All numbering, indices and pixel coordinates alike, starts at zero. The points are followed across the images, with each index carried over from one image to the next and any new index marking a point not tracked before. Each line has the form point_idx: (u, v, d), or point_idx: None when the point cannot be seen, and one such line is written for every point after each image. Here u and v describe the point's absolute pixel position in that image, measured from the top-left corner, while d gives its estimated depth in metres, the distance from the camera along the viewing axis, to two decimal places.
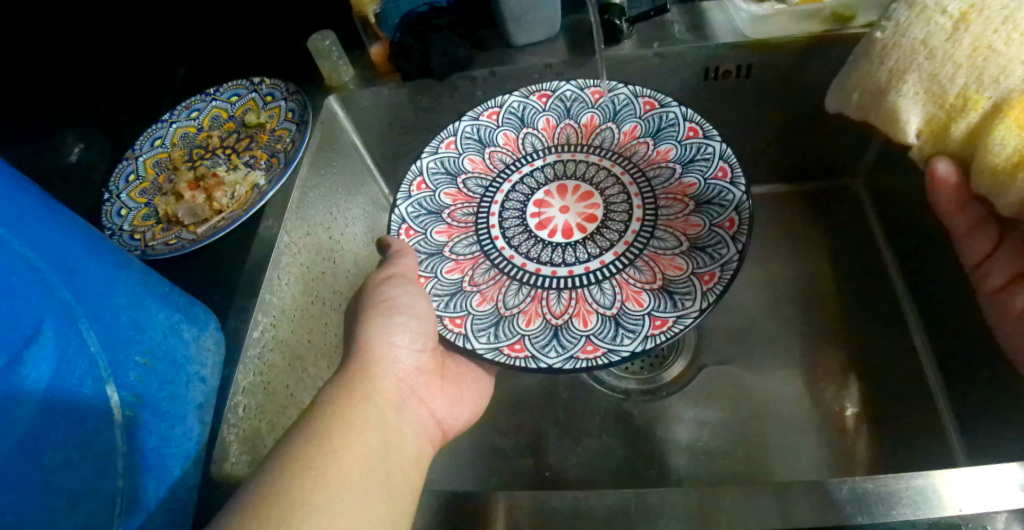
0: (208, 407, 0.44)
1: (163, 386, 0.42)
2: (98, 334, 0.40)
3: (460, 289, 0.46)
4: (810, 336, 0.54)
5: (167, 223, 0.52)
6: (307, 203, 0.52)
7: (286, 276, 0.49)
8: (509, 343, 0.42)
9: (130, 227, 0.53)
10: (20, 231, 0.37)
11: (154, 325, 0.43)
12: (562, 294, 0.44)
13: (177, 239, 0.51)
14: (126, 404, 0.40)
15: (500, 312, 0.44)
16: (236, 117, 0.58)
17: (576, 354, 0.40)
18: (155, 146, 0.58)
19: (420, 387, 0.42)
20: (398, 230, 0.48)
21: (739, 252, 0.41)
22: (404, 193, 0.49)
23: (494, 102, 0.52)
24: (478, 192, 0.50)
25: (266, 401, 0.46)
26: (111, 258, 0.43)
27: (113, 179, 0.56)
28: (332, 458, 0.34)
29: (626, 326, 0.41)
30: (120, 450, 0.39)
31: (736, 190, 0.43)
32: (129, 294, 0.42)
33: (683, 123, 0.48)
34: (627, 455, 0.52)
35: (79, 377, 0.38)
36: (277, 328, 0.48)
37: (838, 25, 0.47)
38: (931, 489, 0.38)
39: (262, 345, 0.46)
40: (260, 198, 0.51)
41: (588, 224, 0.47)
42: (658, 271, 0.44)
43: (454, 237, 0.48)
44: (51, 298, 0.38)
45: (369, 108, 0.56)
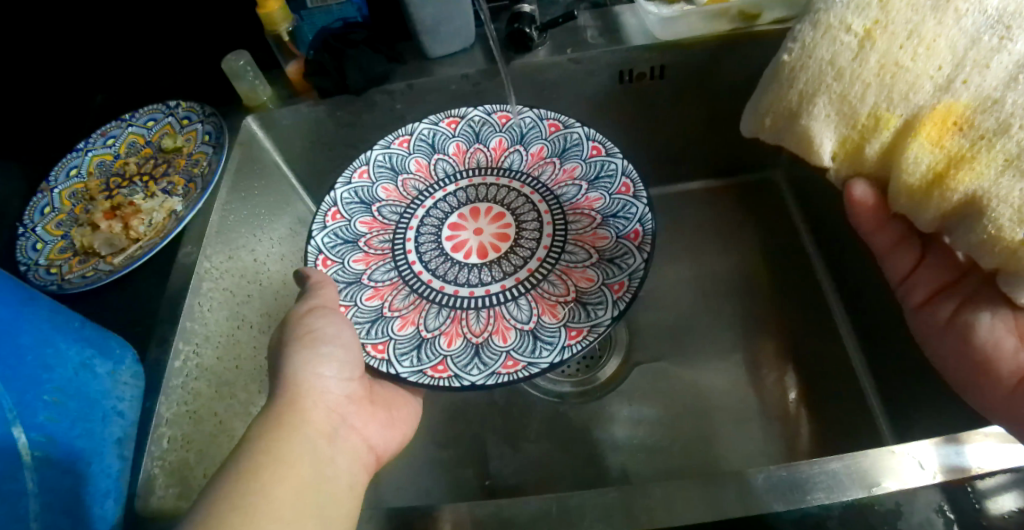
0: (128, 441, 0.44)
1: (76, 423, 0.42)
2: (1, 377, 0.39)
3: (380, 316, 0.45)
4: (739, 327, 0.57)
5: (84, 255, 0.52)
6: (228, 227, 0.51)
7: (208, 303, 0.48)
8: (432, 364, 0.41)
9: (47, 261, 0.52)
10: None
11: (65, 362, 0.43)
12: (482, 313, 0.44)
13: (94, 271, 0.51)
14: (36, 445, 0.40)
15: (421, 335, 0.43)
16: (153, 142, 0.58)
17: (497, 370, 0.40)
18: (71, 176, 0.58)
19: (349, 416, 0.41)
20: (315, 260, 0.47)
21: (646, 262, 0.43)
22: (319, 224, 0.48)
23: (404, 130, 0.52)
24: (394, 219, 0.50)
25: (192, 433, 0.45)
26: (16, 295, 0.42)
27: (27, 213, 0.56)
28: (262, 495, 0.31)
29: (544, 339, 0.41)
30: (30, 492, 0.38)
31: (640, 203, 0.45)
32: (34, 332, 0.42)
33: (587, 143, 0.49)
34: (564, 458, 0.52)
35: None
36: (201, 355, 0.47)
37: (744, 24, 0.50)
38: (846, 471, 0.37)
39: (185, 374, 0.45)
40: (176, 225, 0.51)
41: (501, 244, 0.48)
42: (571, 284, 0.44)
43: (371, 264, 0.47)
44: None
45: (289, 127, 0.55)
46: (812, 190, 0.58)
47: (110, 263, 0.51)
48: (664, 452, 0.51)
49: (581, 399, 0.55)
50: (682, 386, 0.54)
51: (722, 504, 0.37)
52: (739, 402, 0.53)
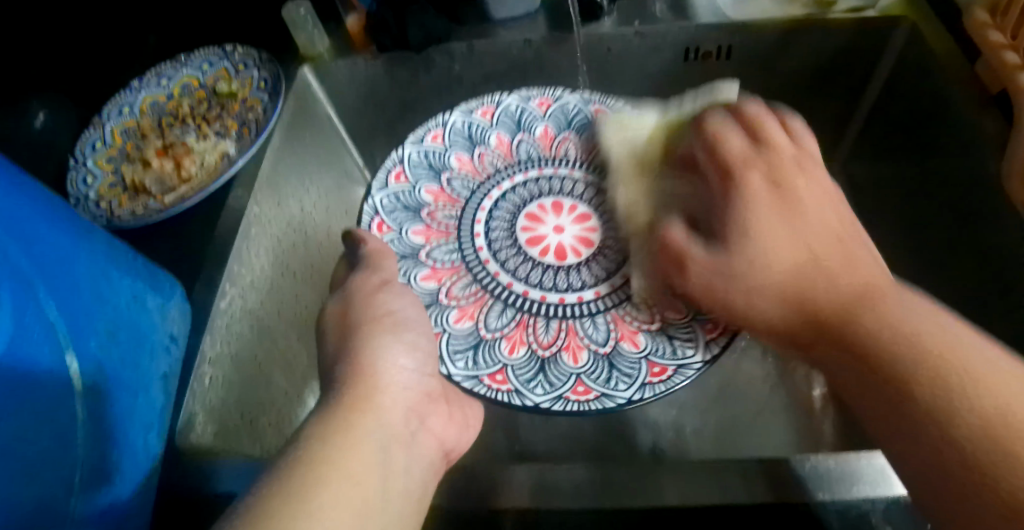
0: (172, 377, 0.45)
1: (125, 356, 0.42)
2: (57, 302, 0.38)
3: (437, 301, 0.46)
4: None
5: (133, 192, 0.53)
6: (278, 175, 0.51)
7: (257, 249, 0.48)
8: (490, 372, 0.42)
9: (97, 195, 0.53)
10: None
11: (118, 295, 0.43)
12: (551, 323, 0.44)
13: (144, 208, 0.51)
14: (87, 372, 0.39)
15: (480, 335, 0.44)
16: (207, 86, 0.58)
17: (565, 395, 0.40)
18: (123, 114, 0.58)
19: (428, 416, 0.39)
20: (369, 222, 0.49)
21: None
22: (380, 184, 0.50)
23: (491, 101, 0.54)
24: (464, 195, 0.51)
25: (232, 377, 0.46)
26: (72, 225, 0.41)
27: (79, 146, 0.56)
28: (315, 515, 0.28)
29: (622, 370, 0.42)
30: (79, 420, 0.38)
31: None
32: (89, 262, 0.41)
33: None
34: (596, 433, 0.52)
35: (38, 345, 0.36)
36: (245, 299, 0.47)
37: (818, 9, 0.52)
38: (802, 472, 0.37)
39: (229, 315, 0.46)
40: (230, 168, 0.50)
41: (583, 249, 0.48)
42: (657, 311, 0.44)
43: (431, 240, 0.49)
44: (5, 262, 0.36)
45: (344, 81, 0.55)
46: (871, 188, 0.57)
47: (159, 201, 0.51)
48: (692, 440, 0.51)
49: None
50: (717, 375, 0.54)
51: (741, 490, 0.37)
52: (767, 395, 0.53)
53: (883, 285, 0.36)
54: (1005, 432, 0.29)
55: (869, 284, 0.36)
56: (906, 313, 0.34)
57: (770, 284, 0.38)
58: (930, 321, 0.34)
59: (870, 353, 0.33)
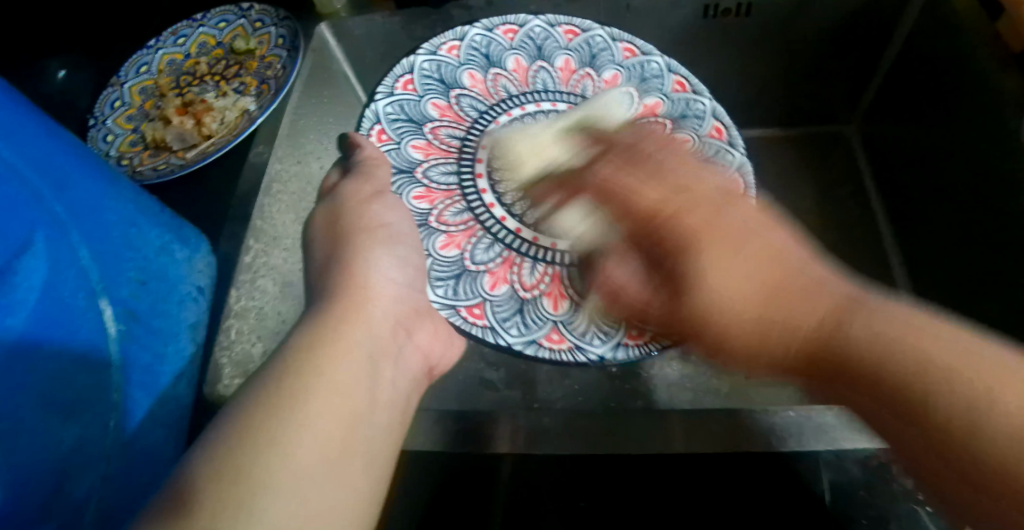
0: (200, 327, 0.46)
1: (155, 304, 0.43)
2: (90, 248, 0.39)
3: (425, 222, 0.47)
4: None
5: (155, 149, 0.54)
6: (298, 130, 0.52)
7: (276, 206, 0.49)
8: (470, 305, 0.45)
9: (118, 153, 0.54)
10: (6, 139, 0.35)
11: (147, 245, 0.44)
12: (537, 267, 0.47)
13: (165, 164, 0.52)
14: (120, 318, 0.40)
15: (464, 265, 0.46)
16: (225, 44, 0.59)
17: (540, 340, 0.44)
18: (141, 73, 0.58)
19: (415, 331, 0.42)
20: (370, 131, 0.47)
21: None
22: (386, 91, 0.48)
23: (515, 20, 0.51)
24: (472, 114, 0.51)
25: (258, 327, 0.46)
26: (103, 174, 0.42)
27: (98, 105, 0.56)
28: (294, 425, 0.31)
29: (598, 326, 0.45)
30: (115, 364, 0.39)
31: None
32: (120, 211, 0.42)
33: (709, 121, 0.51)
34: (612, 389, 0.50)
35: (73, 291, 0.37)
36: (269, 254, 0.48)
37: None
38: (802, 425, 0.40)
39: (252, 269, 0.47)
40: (249, 124, 0.52)
41: None
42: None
43: (430, 157, 0.48)
44: (40, 208, 0.36)
45: (360, 36, 0.54)
46: (890, 148, 0.58)
47: (183, 158, 0.52)
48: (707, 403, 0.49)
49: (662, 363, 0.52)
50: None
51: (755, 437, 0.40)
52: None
53: (850, 299, 0.30)
54: (953, 389, 0.26)
55: (846, 299, 0.30)
56: (896, 320, 0.28)
57: (741, 319, 0.31)
58: (912, 315, 0.28)
59: (939, 402, 0.26)
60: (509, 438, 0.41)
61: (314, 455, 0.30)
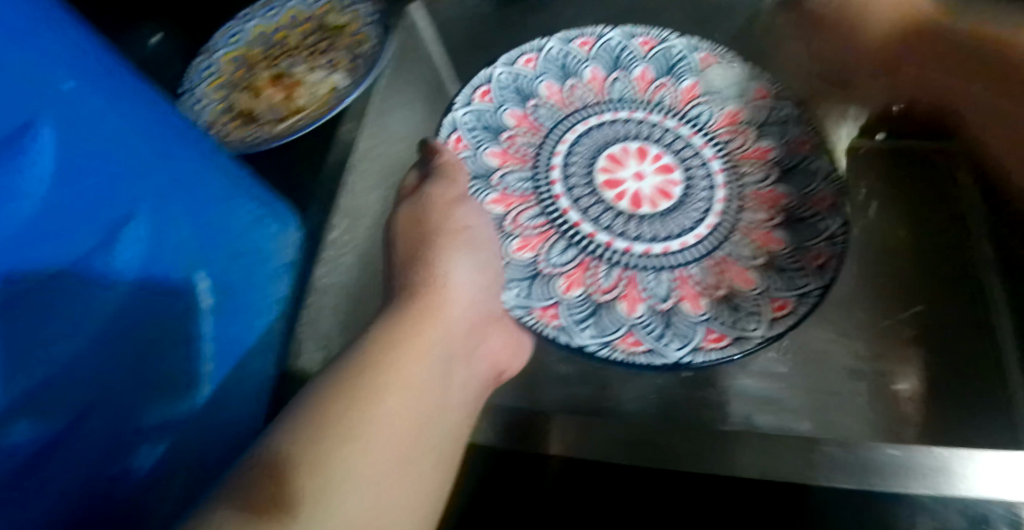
0: (285, 303, 0.49)
1: (246, 276, 0.47)
2: (191, 223, 0.43)
3: (501, 225, 0.47)
4: None
5: (244, 119, 0.54)
6: (387, 109, 0.51)
7: (363, 183, 0.49)
8: (543, 304, 0.44)
9: (208, 120, 0.54)
10: (121, 112, 0.37)
11: (240, 218, 0.47)
12: (612, 271, 0.45)
13: (254, 135, 0.52)
14: (212, 291, 0.44)
15: (539, 267, 0.45)
16: (315, 18, 0.59)
17: (614, 342, 0.41)
18: (231, 42, 0.59)
19: (489, 336, 0.42)
20: (448, 139, 0.50)
21: (822, 288, 0.42)
22: (464, 101, 0.51)
23: (591, 32, 0.53)
24: (547, 124, 0.51)
25: (342, 304, 0.45)
26: (203, 145, 0.44)
27: (190, 73, 0.57)
28: (368, 416, 0.31)
29: (677, 330, 0.42)
30: (206, 335, 0.43)
31: (834, 219, 0.45)
32: (216, 184, 0.45)
33: (794, 127, 0.49)
34: None
35: (170, 264, 0.41)
36: (353, 231, 0.48)
37: None
38: (904, 463, 0.37)
39: (339, 246, 0.47)
40: (341, 101, 0.51)
41: (661, 202, 0.46)
42: (725, 279, 0.44)
43: (506, 163, 0.50)
44: (145, 182, 0.38)
45: (456, 20, 0.55)
46: None
47: (272, 130, 0.52)
48: (803, 423, 0.42)
49: None
50: (809, 332, 0.46)
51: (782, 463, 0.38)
52: (851, 359, 0.45)
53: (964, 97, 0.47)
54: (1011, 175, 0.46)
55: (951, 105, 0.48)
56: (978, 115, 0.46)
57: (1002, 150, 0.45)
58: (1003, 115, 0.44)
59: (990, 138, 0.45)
60: (559, 437, 0.40)
61: (387, 450, 0.31)
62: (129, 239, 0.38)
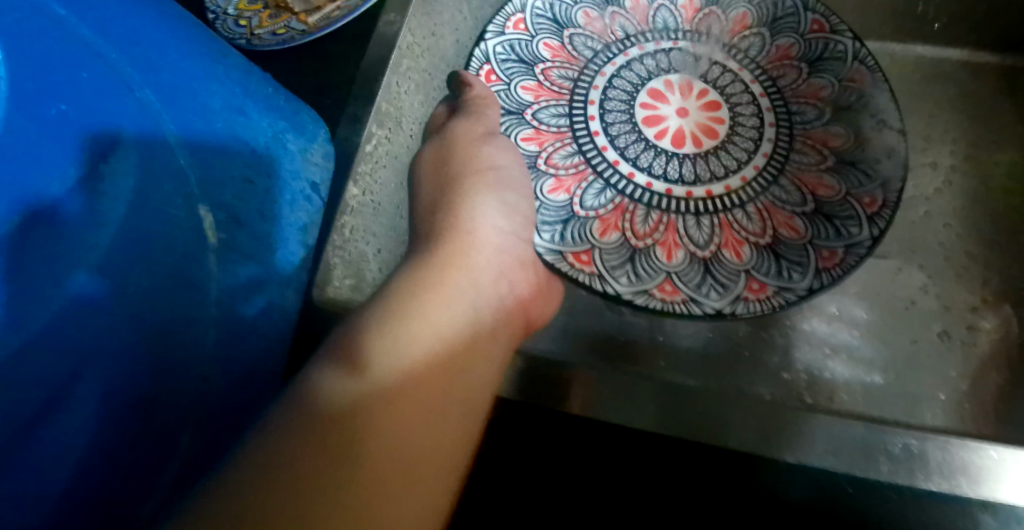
0: (312, 228, 0.44)
1: (266, 201, 0.42)
2: (189, 147, 0.37)
3: (535, 162, 0.46)
4: (992, 234, 0.46)
5: (275, 10, 0.47)
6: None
7: (406, 84, 0.44)
8: (577, 252, 0.42)
9: (235, 11, 0.47)
10: (90, 21, 0.34)
11: (259, 133, 0.42)
12: (650, 214, 0.43)
13: (287, 29, 0.46)
14: (218, 225, 0.38)
15: (573, 210, 0.44)
16: None
17: (651, 290, 0.40)
18: None
19: (522, 285, 0.39)
20: (479, 70, 0.46)
21: (872, 239, 0.40)
22: (497, 30, 0.47)
23: None
24: (586, 55, 0.49)
25: (374, 225, 0.42)
26: (208, 50, 0.41)
27: None
28: (402, 365, 0.30)
29: (717, 279, 0.41)
30: (212, 277, 0.37)
31: (887, 162, 0.43)
32: (224, 96, 0.40)
33: (851, 63, 0.46)
34: (751, 335, 0.43)
35: (167, 196, 0.35)
36: (393, 142, 0.44)
37: None
38: (973, 462, 0.33)
39: (375, 159, 0.42)
40: None
41: (704, 139, 0.45)
42: (770, 226, 0.42)
43: (540, 99, 0.47)
44: (131, 97, 0.34)
45: None
46: None
47: (306, 23, 0.46)
48: (877, 376, 0.41)
49: None
50: (906, 281, 0.45)
51: (843, 454, 0.33)
52: (949, 321, 0.43)
53: None
54: None
55: None
56: None
57: None
58: None
59: None
60: (585, 396, 0.35)
61: (422, 400, 0.30)
62: (121, 170, 0.33)
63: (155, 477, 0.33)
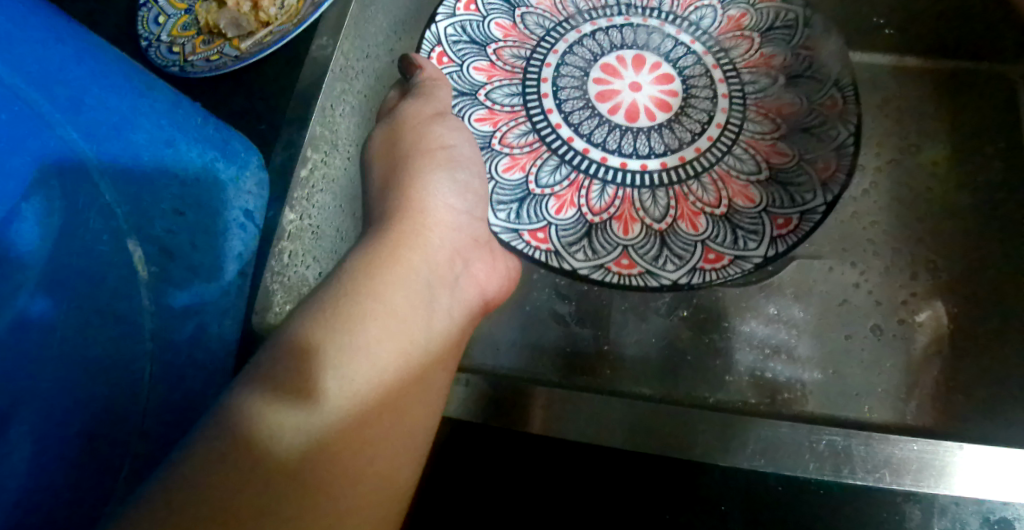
0: (247, 257, 0.45)
1: (196, 234, 0.43)
2: (116, 181, 0.39)
3: (489, 143, 0.46)
4: (934, 229, 0.46)
5: (208, 36, 0.47)
6: (366, 16, 0.45)
7: (341, 107, 0.44)
8: (532, 229, 0.43)
9: (168, 37, 0.48)
10: (23, 72, 0.37)
11: (188, 165, 0.43)
12: (606, 190, 0.44)
13: (219, 55, 0.46)
14: (150, 260, 0.41)
15: (528, 188, 0.44)
16: None
17: (607, 265, 0.41)
18: None
19: (473, 262, 0.40)
20: (430, 53, 0.47)
21: (826, 204, 0.40)
22: (447, 12, 0.48)
23: None
24: (537, 33, 0.48)
25: (314, 248, 0.42)
26: (131, 86, 0.42)
27: None
28: (355, 349, 0.31)
29: (673, 250, 0.41)
30: (144, 309, 0.40)
31: (843, 127, 0.42)
32: (150, 131, 0.42)
33: (801, 32, 0.46)
34: (694, 340, 0.43)
35: (94, 234, 0.38)
36: (329, 165, 0.43)
37: None
38: (929, 460, 0.34)
39: (309, 186, 0.42)
40: (313, 13, 0.45)
41: (659, 113, 0.45)
42: (726, 195, 0.43)
43: (493, 78, 0.47)
44: (52, 134, 0.37)
45: None
46: None
47: (238, 47, 0.46)
48: (815, 373, 0.41)
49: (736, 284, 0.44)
50: (842, 277, 0.44)
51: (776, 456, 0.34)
52: (882, 315, 0.43)
53: None
54: None
55: None
56: None
57: None
58: None
59: None
60: (543, 415, 0.35)
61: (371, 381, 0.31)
62: (53, 198, 0.36)
63: (104, 502, 0.35)
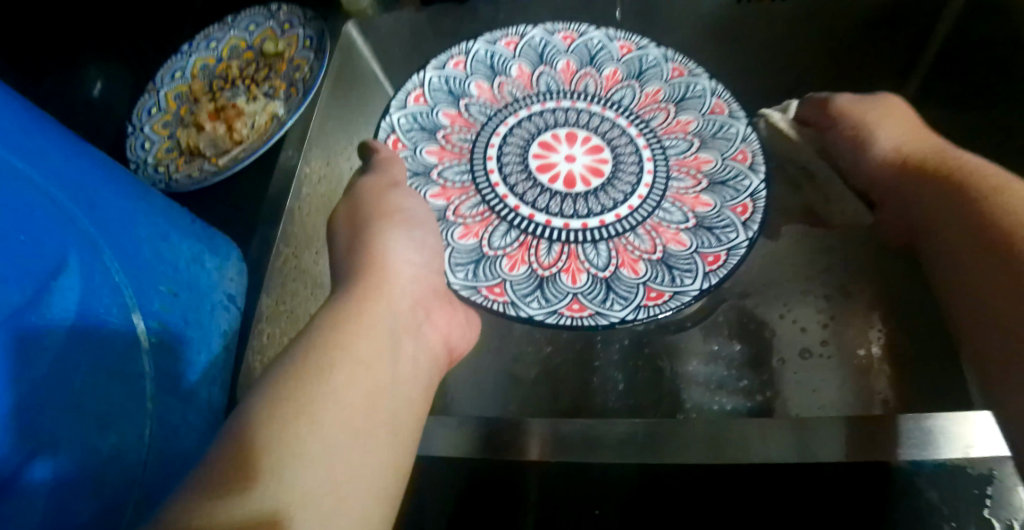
0: (230, 334, 0.51)
1: (185, 314, 0.48)
2: (121, 266, 0.43)
3: (444, 216, 0.51)
4: (821, 267, 0.55)
5: (189, 155, 0.58)
6: (327, 132, 0.55)
7: (308, 207, 0.52)
8: (489, 284, 0.48)
9: (155, 159, 0.58)
10: (43, 172, 0.39)
11: (180, 255, 0.49)
12: (554, 247, 0.49)
13: (200, 171, 0.56)
14: (152, 332, 0.44)
15: (483, 251, 0.49)
16: (254, 46, 0.63)
17: (560, 310, 0.46)
18: (176, 79, 0.62)
19: (431, 311, 0.49)
20: (386, 140, 0.53)
21: (749, 240, 0.48)
22: (399, 105, 0.55)
23: (516, 32, 0.57)
24: (480, 120, 0.55)
25: (286, 329, 0.48)
26: (133, 193, 0.47)
27: (136, 113, 0.60)
28: (331, 397, 0.36)
29: (618, 293, 0.47)
30: (148, 375, 0.43)
31: (753, 176, 0.51)
32: (149, 226, 0.47)
33: (710, 98, 0.55)
34: (650, 377, 0.52)
35: (107, 306, 0.41)
36: (300, 257, 0.51)
37: None
38: (924, 430, 0.41)
39: (283, 275, 0.50)
40: (279, 129, 0.55)
41: (592, 178, 0.52)
42: (660, 242, 0.50)
43: (444, 160, 0.53)
44: (72, 229, 0.40)
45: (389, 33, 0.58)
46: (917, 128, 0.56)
47: (215, 162, 0.56)
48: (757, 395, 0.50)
49: (673, 331, 0.54)
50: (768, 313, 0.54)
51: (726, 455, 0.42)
52: (809, 339, 0.52)
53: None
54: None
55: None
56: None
57: None
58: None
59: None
60: (539, 444, 0.44)
61: (342, 427, 0.35)
62: (57, 303, 0.37)
63: None
